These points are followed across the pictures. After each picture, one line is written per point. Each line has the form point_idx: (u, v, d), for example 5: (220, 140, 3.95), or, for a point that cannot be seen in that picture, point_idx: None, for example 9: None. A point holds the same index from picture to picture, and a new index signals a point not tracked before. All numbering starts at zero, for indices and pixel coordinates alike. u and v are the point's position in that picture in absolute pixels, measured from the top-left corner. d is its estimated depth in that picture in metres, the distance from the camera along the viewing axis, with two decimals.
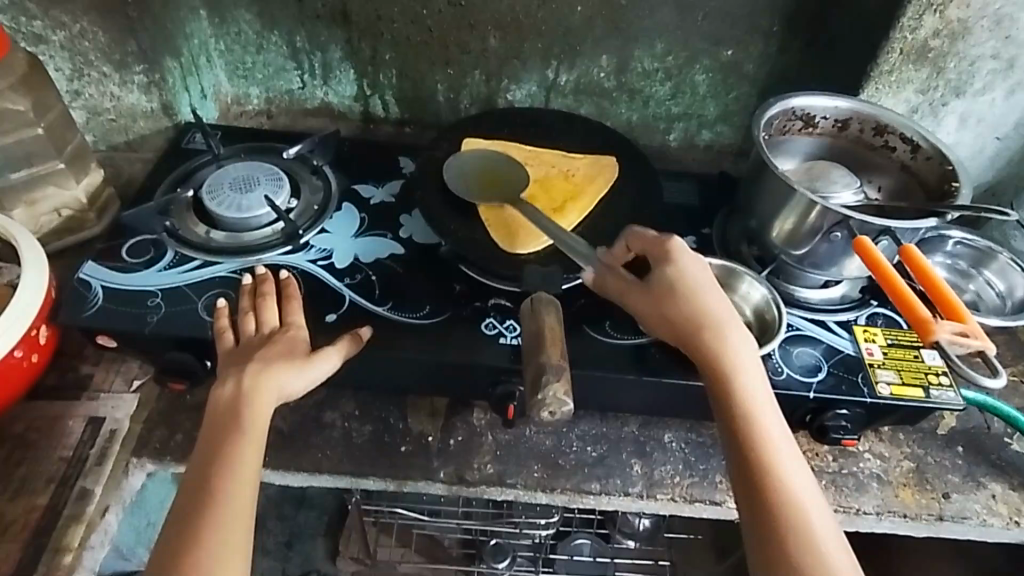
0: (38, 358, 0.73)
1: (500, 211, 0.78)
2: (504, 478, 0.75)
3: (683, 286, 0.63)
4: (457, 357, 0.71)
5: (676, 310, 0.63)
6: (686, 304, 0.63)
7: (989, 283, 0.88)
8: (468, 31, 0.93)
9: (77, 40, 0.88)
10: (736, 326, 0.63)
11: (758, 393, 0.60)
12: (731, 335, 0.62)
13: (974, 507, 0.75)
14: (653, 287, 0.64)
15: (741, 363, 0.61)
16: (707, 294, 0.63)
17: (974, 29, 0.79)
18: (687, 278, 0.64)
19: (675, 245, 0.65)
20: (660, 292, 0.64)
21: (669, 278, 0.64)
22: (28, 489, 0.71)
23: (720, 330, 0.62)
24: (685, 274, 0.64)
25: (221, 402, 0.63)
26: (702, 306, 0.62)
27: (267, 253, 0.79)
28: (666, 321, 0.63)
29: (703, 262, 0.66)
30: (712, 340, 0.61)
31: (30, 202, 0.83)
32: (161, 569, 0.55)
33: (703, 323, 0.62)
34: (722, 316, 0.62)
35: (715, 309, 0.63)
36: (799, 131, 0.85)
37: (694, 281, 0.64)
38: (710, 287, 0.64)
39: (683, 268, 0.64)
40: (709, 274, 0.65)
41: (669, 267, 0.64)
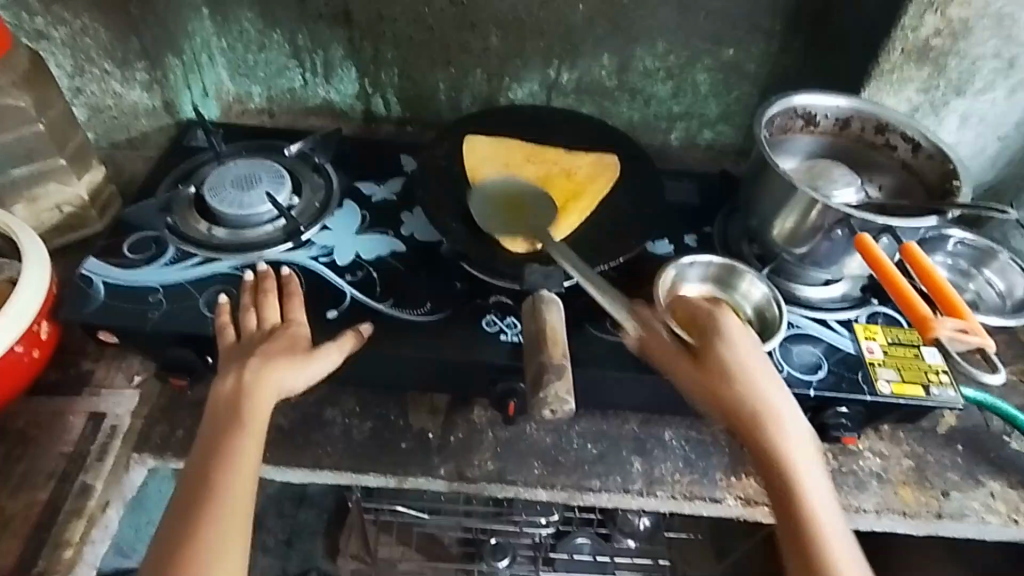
0: (39, 354, 0.73)
1: (501, 207, 0.78)
2: (504, 475, 0.75)
3: (733, 363, 0.64)
4: (458, 354, 0.71)
5: (728, 388, 0.63)
6: (738, 382, 0.63)
7: (989, 282, 0.89)
8: (469, 30, 0.93)
9: (79, 37, 0.88)
10: (787, 405, 0.63)
11: (812, 474, 0.60)
12: (782, 415, 0.62)
13: (974, 505, 0.75)
14: (702, 361, 0.64)
15: (793, 443, 0.61)
16: (759, 373, 0.64)
17: (975, 28, 0.79)
18: (729, 354, 0.64)
19: (721, 320, 0.67)
20: (711, 368, 0.64)
21: (719, 355, 0.64)
22: (29, 485, 0.71)
23: (773, 411, 0.62)
24: (735, 351, 0.64)
25: (222, 397, 0.63)
26: (745, 381, 0.63)
27: (268, 249, 0.79)
28: (717, 398, 0.63)
29: (750, 338, 0.67)
30: (763, 420, 0.62)
31: (32, 198, 0.83)
32: (160, 561, 0.55)
33: (756, 403, 0.62)
34: (775, 395, 0.63)
35: (767, 387, 0.63)
36: (800, 130, 0.85)
37: (746, 357, 0.64)
38: (761, 363, 0.64)
39: (732, 345, 0.65)
40: (758, 350, 0.66)
41: (719, 344, 0.65)
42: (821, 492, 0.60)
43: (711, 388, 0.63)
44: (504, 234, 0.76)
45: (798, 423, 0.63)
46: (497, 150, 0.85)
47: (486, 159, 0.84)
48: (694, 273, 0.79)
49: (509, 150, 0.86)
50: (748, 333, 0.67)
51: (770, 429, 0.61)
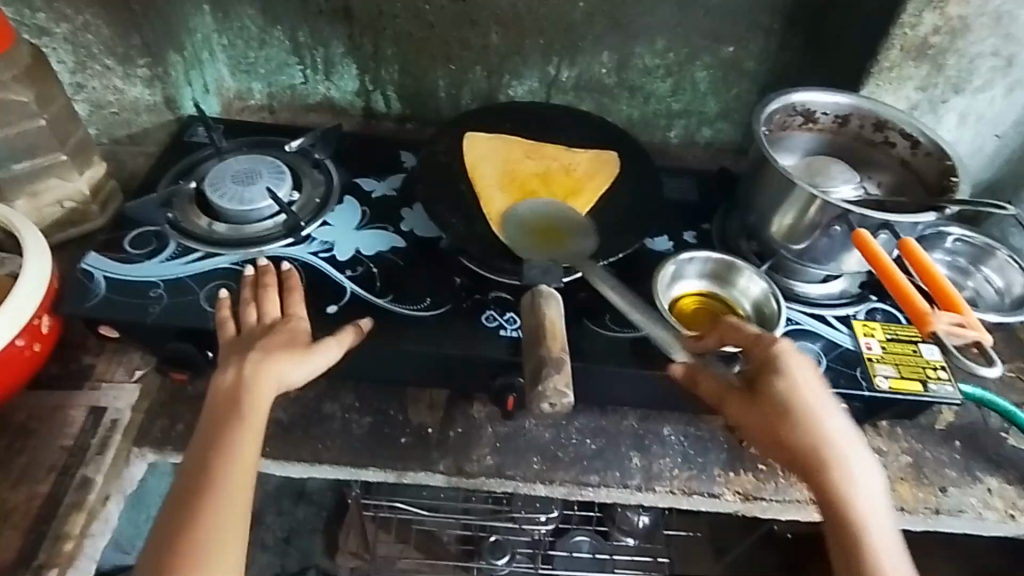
0: (40, 347, 0.73)
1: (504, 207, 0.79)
2: (503, 470, 0.75)
3: (794, 405, 0.59)
4: (457, 349, 0.71)
5: (789, 433, 0.59)
6: (800, 426, 0.59)
7: (987, 280, 0.89)
8: (470, 27, 0.93)
9: (81, 33, 0.89)
10: (853, 448, 0.59)
11: (881, 526, 0.57)
12: (848, 462, 0.58)
13: (971, 501, 0.76)
14: (760, 402, 0.61)
15: (860, 493, 0.58)
16: (822, 414, 0.59)
17: (974, 27, 0.79)
18: (795, 391, 0.60)
19: (779, 350, 0.61)
20: (770, 411, 0.60)
21: (778, 394, 0.60)
22: (29, 478, 0.71)
23: (839, 458, 0.58)
24: (796, 389, 0.60)
25: (222, 390, 0.64)
26: (813, 424, 0.59)
27: (269, 245, 0.80)
28: (778, 445, 0.60)
29: (812, 368, 0.61)
30: (828, 469, 0.58)
31: (33, 193, 0.83)
32: (159, 552, 0.56)
33: (820, 450, 0.59)
34: (841, 439, 0.59)
35: (831, 431, 0.59)
36: (799, 127, 0.85)
37: (809, 395, 0.60)
38: (825, 401, 0.60)
39: (792, 381, 0.60)
40: (821, 385, 0.61)
41: (777, 381, 0.60)
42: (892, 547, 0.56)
43: (771, 433, 0.60)
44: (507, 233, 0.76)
45: (866, 469, 0.59)
46: (496, 147, 0.85)
47: (485, 157, 0.84)
48: (693, 269, 0.79)
49: (507, 147, 0.86)
50: (810, 362, 0.62)
51: (836, 478, 0.58)
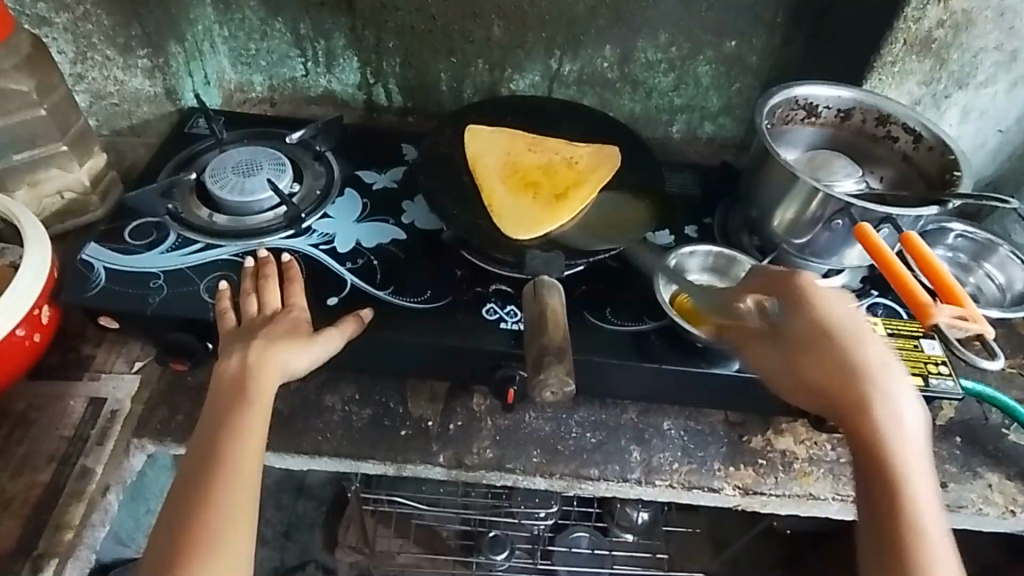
0: (40, 337, 0.73)
1: (504, 199, 0.78)
2: (503, 463, 0.75)
3: (816, 338, 0.60)
4: (458, 341, 0.71)
5: (810, 365, 0.60)
6: (822, 357, 0.59)
7: (989, 276, 0.89)
8: (472, 19, 0.93)
9: (81, 23, 0.88)
10: (885, 381, 0.58)
11: (917, 460, 0.56)
12: (883, 395, 0.58)
13: (971, 496, 0.76)
14: (787, 336, 0.62)
15: (897, 433, 0.57)
16: (858, 342, 0.60)
17: (978, 21, 0.79)
18: (824, 318, 0.61)
19: (805, 287, 0.62)
20: (797, 341, 0.61)
21: (803, 328, 0.61)
22: (29, 466, 0.71)
23: (874, 392, 0.58)
24: (826, 322, 0.60)
25: (226, 378, 0.64)
26: (844, 342, 0.59)
27: (270, 236, 0.79)
28: (796, 379, 0.61)
29: (847, 303, 0.62)
30: (863, 403, 0.58)
31: (33, 183, 0.83)
32: (171, 537, 0.57)
33: (850, 385, 0.58)
34: (875, 372, 0.59)
35: (866, 362, 0.59)
36: (801, 121, 0.85)
37: (838, 328, 0.60)
38: (856, 328, 0.61)
39: (817, 316, 0.61)
40: (855, 322, 0.61)
41: (802, 315, 0.61)
42: (922, 474, 0.56)
43: (790, 364, 0.61)
44: (508, 225, 0.75)
45: (905, 403, 0.58)
46: (499, 139, 0.84)
47: (489, 148, 0.83)
48: (694, 264, 0.79)
49: (511, 138, 0.85)
50: (841, 302, 0.62)
51: (866, 409, 0.57)
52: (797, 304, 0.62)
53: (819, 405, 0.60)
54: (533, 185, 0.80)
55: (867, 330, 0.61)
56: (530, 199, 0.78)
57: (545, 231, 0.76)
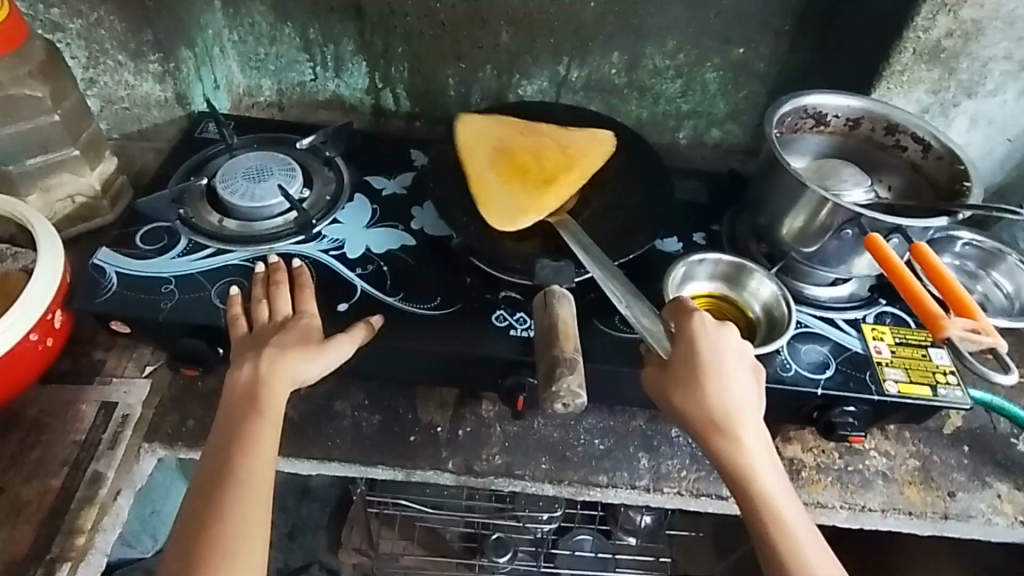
0: (52, 342, 0.73)
1: (491, 186, 0.77)
2: (512, 469, 0.75)
3: (694, 372, 0.61)
4: (469, 348, 0.71)
5: (689, 399, 0.61)
6: (696, 391, 0.61)
7: (996, 284, 0.89)
8: (480, 26, 0.93)
9: (94, 29, 0.88)
10: (741, 414, 0.61)
11: (776, 483, 0.60)
12: (742, 427, 0.61)
13: (980, 506, 0.76)
14: (670, 368, 0.63)
15: (755, 463, 0.60)
16: (728, 376, 0.62)
17: (987, 30, 0.79)
18: (698, 356, 0.62)
19: (692, 322, 0.63)
20: (674, 373, 0.62)
21: (682, 362, 0.62)
22: (42, 471, 0.71)
23: (732, 424, 0.61)
24: (704, 357, 0.62)
25: (238, 386, 0.64)
26: (707, 383, 0.61)
27: (279, 242, 0.80)
28: (679, 412, 0.62)
29: (725, 337, 0.63)
30: (737, 435, 0.61)
31: (45, 188, 0.84)
32: (186, 543, 0.58)
33: (717, 417, 0.61)
34: (737, 406, 0.61)
35: (730, 397, 0.62)
36: (810, 129, 0.85)
37: (711, 362, 0.62)
38: (730, 358, 0.63)
39: (696, 350, 0.62)
40: (731, 354, 0.63)
41: (680, 349, 0.63)
42: (786, 501, 0.60)
43: (668, 399, 0.62)
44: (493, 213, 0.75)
45: (759, 432, 0.62)
46: (491, 127, 0.84)
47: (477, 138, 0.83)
48: (703, 271, 0.79)
49: (502, 127, 0.84)
50: (720, 334, 0.63)
51: (731, 441, 0.61)
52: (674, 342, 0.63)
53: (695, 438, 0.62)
54: (524, 170, 0.80)
55: (738, 363, 0.63)
56: (518, 184, 0.78)
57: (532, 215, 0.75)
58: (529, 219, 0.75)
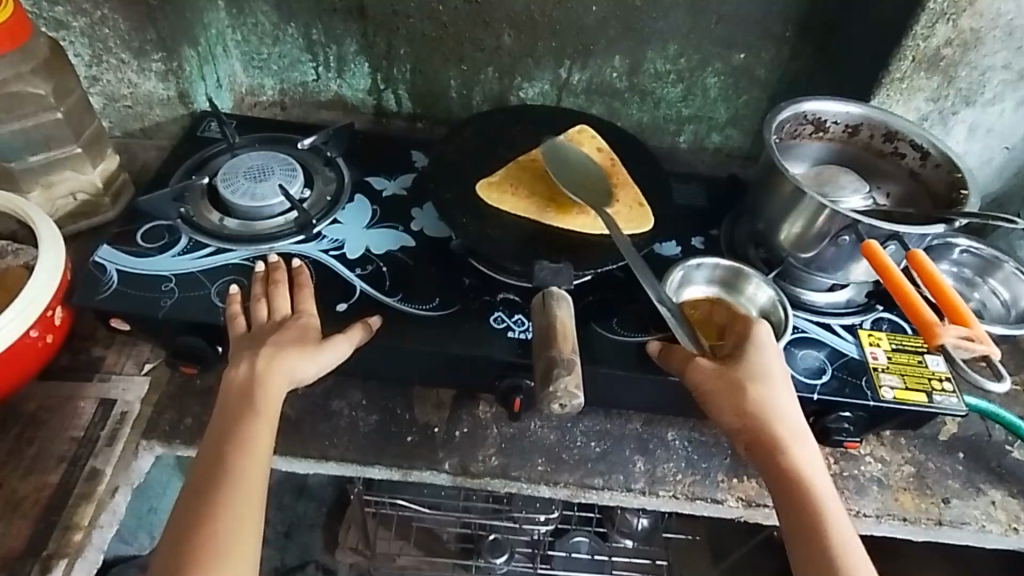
0: (52, 338, 0.74)
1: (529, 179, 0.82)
2: (508, 471, 0.76)
3: (764, 374, 0.65)
4: (466, 349, 0.72)
5: (756, 396, 0.64)
6: (763, 393, 0.64)
7: (993, 292, 0.89)
8: (483, 29, 0.94)
9: (98, 27, 0.89)
10: (801, 423, 0.65)
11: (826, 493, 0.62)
12: (802, 436, 0.64)
13: (973, 513, 0.76)
14: (737, 365, 0.66)
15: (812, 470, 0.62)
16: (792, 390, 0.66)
17: (986, 40, 0.80)
18: (757, 366, 0.66)
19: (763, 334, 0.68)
20: (737, 373, 0.65)
21: (750, 363, 0.66)
22: (40, 467, 0.72)
23: (792, 431, 0.64)
24: (763, 367, 0.66)
25: (235, 385, 0.65)
26: (765, 388, 0.64)
27: (280, 242, 0.80)
28: (755, 405, 0.64)
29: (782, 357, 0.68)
30: (803, 445, 0.63)
31: (47, 185, 0.84)
32: (178, 539, 0.58)
33: (781, 419, 0.64)
34: (797, 417, 0.65)
35: (794, 408, 0.65)
36: (810, 136, 0.85)
37: (777, 373, 0.66)
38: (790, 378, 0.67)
39: (763, 359, 0.66)
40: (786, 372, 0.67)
41: (752, 354, 0.66)
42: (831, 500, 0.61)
43: (738, 389, 0.64)
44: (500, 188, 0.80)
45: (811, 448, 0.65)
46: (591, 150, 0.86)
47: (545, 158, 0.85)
48: (701, 276, 0.79)
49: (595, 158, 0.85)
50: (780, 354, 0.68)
51: (791, 445, 0.63)
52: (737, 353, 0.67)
53: (748, 441, 0.64)
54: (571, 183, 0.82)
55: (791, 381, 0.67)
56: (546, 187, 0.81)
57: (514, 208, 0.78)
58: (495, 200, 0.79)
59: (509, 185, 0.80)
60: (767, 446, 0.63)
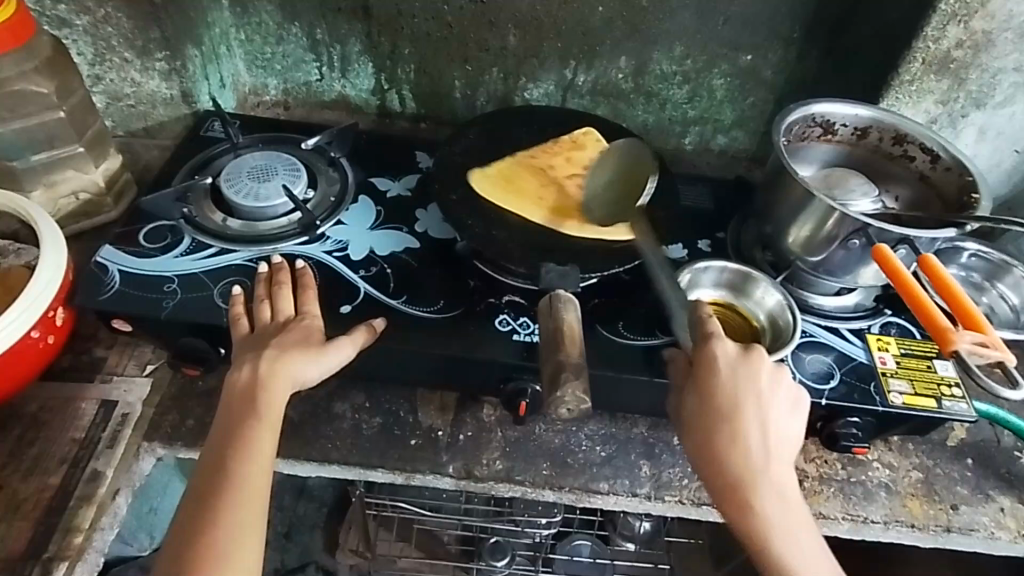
0: (54, 339, 0.73)
1: (530, 183, 0.82)
2: (512, 475, 0.75)
3: (724, 408, 0.61)
4: (471, 352, 0.71)
5: (691, 448, 0.62)
6: (696, 444, 0.62)
7: (1002, 297, 0.88)
8: (488, 29, 0.93)
9: (101, 26, 0.88)
10: (765, 455, 0.61)
11: (778, 538, 0.59)
12: (746, 481, 0.60)
13: (983, 520, 0.75)
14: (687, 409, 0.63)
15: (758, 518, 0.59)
16: (743, 425, 0.61)
17: (998, 42, 0.79)
18: (717, 399, 0.61)
19: (706, 369, 0.62)
20: (681, 419, 0.63)
21: (687, 409, 0.63)
22: (40, 469, 0.71)
23: (749, 468, 0.60)
24: (722, 401, 0.61)
25: (238, 387, 0.64)
26: (719, 426, 0.61)
27: (284, 242, 0.79)
28: (707, 443, 0.61)
29: (741, 384, 0.62)
30: (746, 489, 0.60)
31: (49, 184, 0.83)
32: (181, 544, 0.57)
33: (716, 469, 0.61)
34: (743, 458, 0.60)
35: (738, 449, 0.60)
36: (818, 138, 0.84)
37: (713, 416, 0.61)
38: (755, 406, 0.61)
39: (722, 389, 0.61)
40: (737, 405, 0.61)
41: (690, 397, 0.62)
42: (792, 535, 0.59)
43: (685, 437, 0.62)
44: (497, 186, 0.80)
45: (772, 482, 0.60)
46: (604, 166, 0.85)
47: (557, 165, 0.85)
48: (708, 279, 0.79)
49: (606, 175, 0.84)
50: (733, 385, 0.61)
51: (748, 484, 0.60)
52: (701, 384, 0.62)
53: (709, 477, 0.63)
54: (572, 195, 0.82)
55: (748, 413, 0.61)
56: (545, 193, 0.81)
57: (505, 203, 0.78)
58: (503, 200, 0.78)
59: (504, 181, 0.81)
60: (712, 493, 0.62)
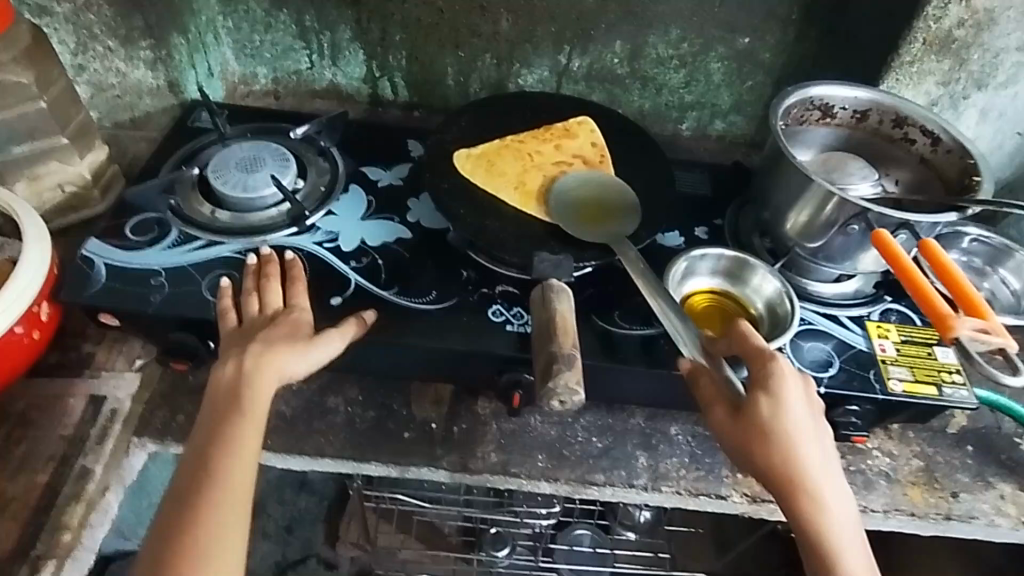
0: (39, 335, 0.72)
1: (511, 164, 0.80)
2: (508, 467, 0.74)
3: (787, 412, 0.58)
4: (463, 344, 0.70)
5: (766, 454, 0.58)
6: (775, 448, 0.58)
7: (1003, 282, 0.87)
8: (480, 13, 0.91)
9: (82, 14, 0.86)
10: (822, 458, 0.59)
11: (849, 537, 0.58)
12: (821, 480, 0.58)
13: (983, 507, 0.74)
14: (740, 417, 0.59)
15: (832, 517, 0.58)
16: (801, 430, 0.58)
17: (1000, 20, 0.77)
18: (779, 406, 0.58)
19: (778, 371, 0.59)
20: (749, 430, 0.58)
21: (762, 414, 0.58)
22: (28, 467, 0.70)
23: (809, 470, 0.58)
24: (783, 406, 0.58)
25: (222, 383, 0.62)
26: (782, 430, 0.58)
27: (272, 234, 0.78)
28: (769, 446, 0.58)
29: (805, 386, 0.60)
30: (804, 489, 0.58)
31: (33, 177, 0.82)
32: (161, 543, 0.56)
33: (794, 469, 0.58)
34: (814, 458, 0.58)
35: (809, 451, 0.58)
36: (817, 122, 0.83)
37: (792, 417, 0.58)
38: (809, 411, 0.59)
39: (782, 395, 0.58)
40: (809, 408, 0.59)
41: (764, 402, 0.58)
42: (848, 534, 0.58)
43: (740, 443, 0.58)
44: (479, 168, 0.78)
45: (840, 480, 0.59)
46: (591, 151, 0.83)
47: (543, 146, 0.83)
48: (705, 266, 0.77)
49: (593, 159, 0.82)
50: (802, 387, 0.60)
51: (807, 487, 0.58)
52: (759, 391, 0.59)
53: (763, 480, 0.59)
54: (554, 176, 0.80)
55: (814, 412, 0.60)
56: (525, 175, 0.79)
57: (480, 183, 0.77)
58: (495, 188, 0.77)
59: (485, 161, 0.79)
60: (778, 495, 0.59)
